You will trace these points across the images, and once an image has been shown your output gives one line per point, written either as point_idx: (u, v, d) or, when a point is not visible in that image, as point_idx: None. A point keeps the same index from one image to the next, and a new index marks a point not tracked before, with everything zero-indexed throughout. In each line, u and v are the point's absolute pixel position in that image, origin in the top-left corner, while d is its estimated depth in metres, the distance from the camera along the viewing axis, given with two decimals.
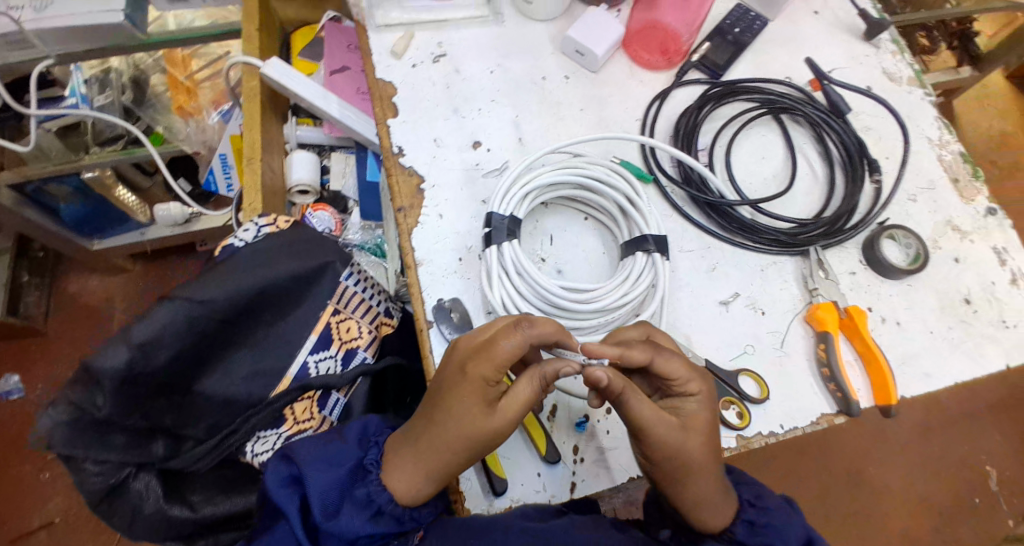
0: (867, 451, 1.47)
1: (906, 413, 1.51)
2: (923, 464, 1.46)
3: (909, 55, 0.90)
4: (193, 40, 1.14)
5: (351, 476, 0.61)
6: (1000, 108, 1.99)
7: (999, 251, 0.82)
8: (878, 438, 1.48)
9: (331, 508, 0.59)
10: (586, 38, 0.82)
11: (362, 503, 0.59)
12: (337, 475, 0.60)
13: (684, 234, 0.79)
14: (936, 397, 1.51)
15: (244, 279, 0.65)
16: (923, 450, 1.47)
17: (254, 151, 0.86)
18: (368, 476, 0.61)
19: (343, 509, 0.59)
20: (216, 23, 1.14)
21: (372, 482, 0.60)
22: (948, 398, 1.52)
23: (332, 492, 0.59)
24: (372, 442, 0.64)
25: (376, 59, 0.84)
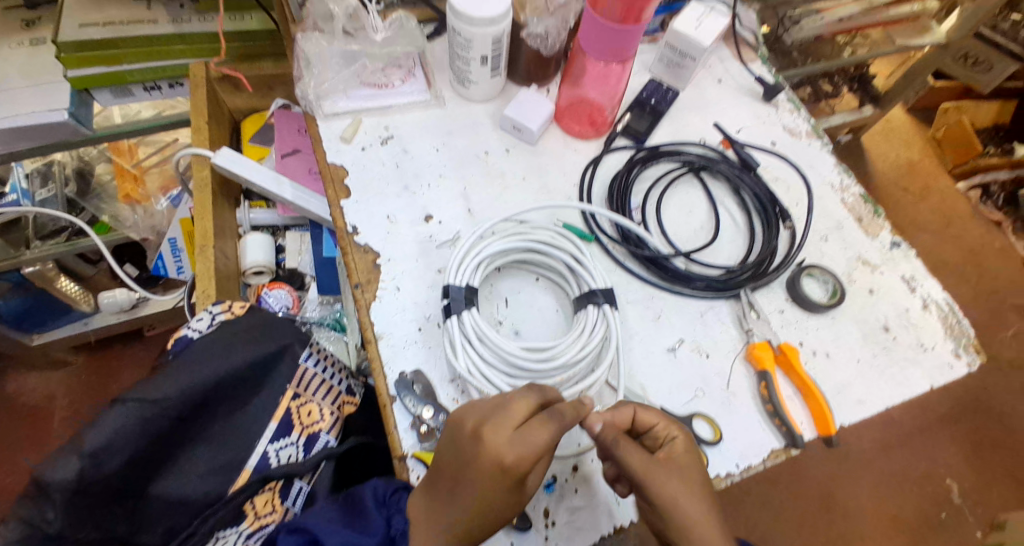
0: (839, 476, 1.53)
1: (869, 434, 1.61)
2: (892, 482, 1.55)
3: (806, 111, 1.02)
4: (142, 132, 1.16)
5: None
6: (904, 139, 2.17)
7: (908, 279, 0.90)
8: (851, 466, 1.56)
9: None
10: (521, 115, 0.90)
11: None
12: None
13: (629, 286, 0.85)
14: (893, 416, 1.63)
15: (200, 371, 0.67)
16: (890, 469, 1.57)
17: (207, 239, 0.88)
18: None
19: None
20: (161, 113, 1.18)
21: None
22: (905, 416, 1.64)
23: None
24: (394, 509, 0.65)
25: (326, 146, 0.88)
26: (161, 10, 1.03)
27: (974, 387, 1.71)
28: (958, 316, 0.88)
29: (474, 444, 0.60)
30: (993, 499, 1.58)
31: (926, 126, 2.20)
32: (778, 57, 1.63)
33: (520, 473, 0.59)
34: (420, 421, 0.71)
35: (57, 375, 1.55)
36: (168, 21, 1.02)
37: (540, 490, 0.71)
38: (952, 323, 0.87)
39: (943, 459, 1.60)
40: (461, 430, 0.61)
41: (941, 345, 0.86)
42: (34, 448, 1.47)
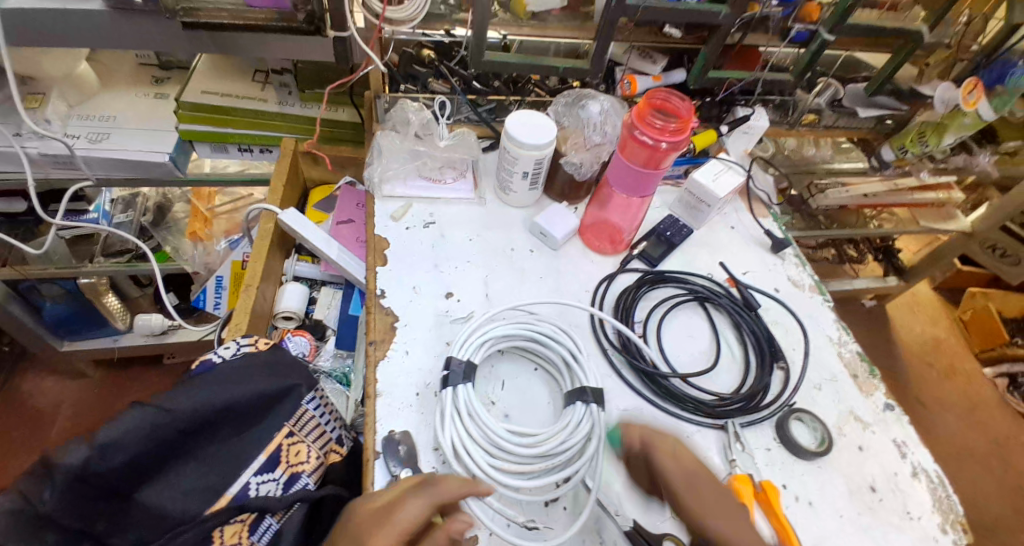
0: None
1: None
2: None
3: (811, 267, 1.08)
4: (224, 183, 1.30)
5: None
6: (929, 315, 2.20)
7: (900, 444, 0.91)
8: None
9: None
10: (549, 224, 0.99)
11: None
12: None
13: (621, 394, 0.89)
14: None
15: (212, 392, 0.73)
16: None
17: (254, 280, 0.97)
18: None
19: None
20: (248, 170, 1.33)
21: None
22: None
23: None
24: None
25: (376, 221, 0.98)
26: (272, 92, 1.19)
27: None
28: (949, 490, 0.87)
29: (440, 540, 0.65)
30: None
31: (952, 306, 2.23)
32: (807, 219, 1.72)
33: None
34: (396, 482, 0.74)
35: (71, 386, 1.62)
36: (274, 101, 1.18)
37: None
38: (941, 496, 0.87)
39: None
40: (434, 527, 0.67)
41: (928, 517, 0.85)
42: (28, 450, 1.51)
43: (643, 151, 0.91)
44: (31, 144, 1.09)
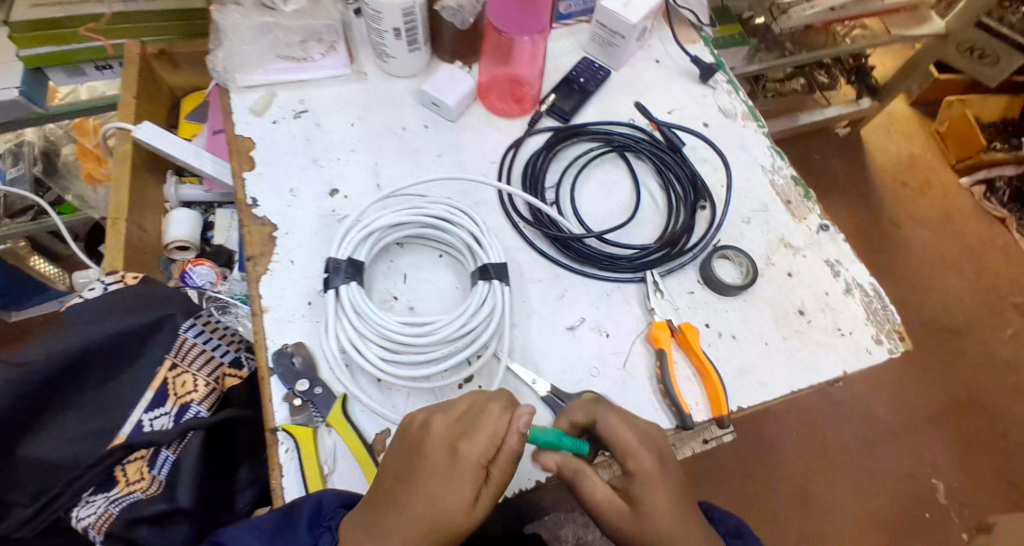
0: (820, 473, 1.52)
1: (851, 428, 1.58)
2: (874, 479, 1.53)
3: (744, 92, 0.96)
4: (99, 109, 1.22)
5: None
6: (906, 132, 2.08)
7: (832, 263, 0.85)
8: (822, 461, 1.54)
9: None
10: (439, 91, 0.89)
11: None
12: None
13: (535, 265, 0.82)
14: (880, 414, 1.60)
15: (67, 337, 0.66)
16: (875, 466, 1.54)
17: (120, 213, 0.89)
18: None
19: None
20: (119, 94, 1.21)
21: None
22: (896, 413, 1.60)
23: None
24: (323, 527, 0.62)
25: (236, 118, 0.88)
26: None
27: (966, 389, 1.66)
28: (884, 301, 0.83)
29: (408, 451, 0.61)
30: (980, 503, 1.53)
31: (929, 120, 2.10)
32: (769, 46, 1.58)
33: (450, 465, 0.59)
34: (294, 394, 0.70)
35: None
36: (115, 0, 1.01)
37: None
38: (876, 308, 0.82)
39: (930, 459, 1.56)
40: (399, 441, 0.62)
41: (861, 331, 0.81)
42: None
43: None
44: None
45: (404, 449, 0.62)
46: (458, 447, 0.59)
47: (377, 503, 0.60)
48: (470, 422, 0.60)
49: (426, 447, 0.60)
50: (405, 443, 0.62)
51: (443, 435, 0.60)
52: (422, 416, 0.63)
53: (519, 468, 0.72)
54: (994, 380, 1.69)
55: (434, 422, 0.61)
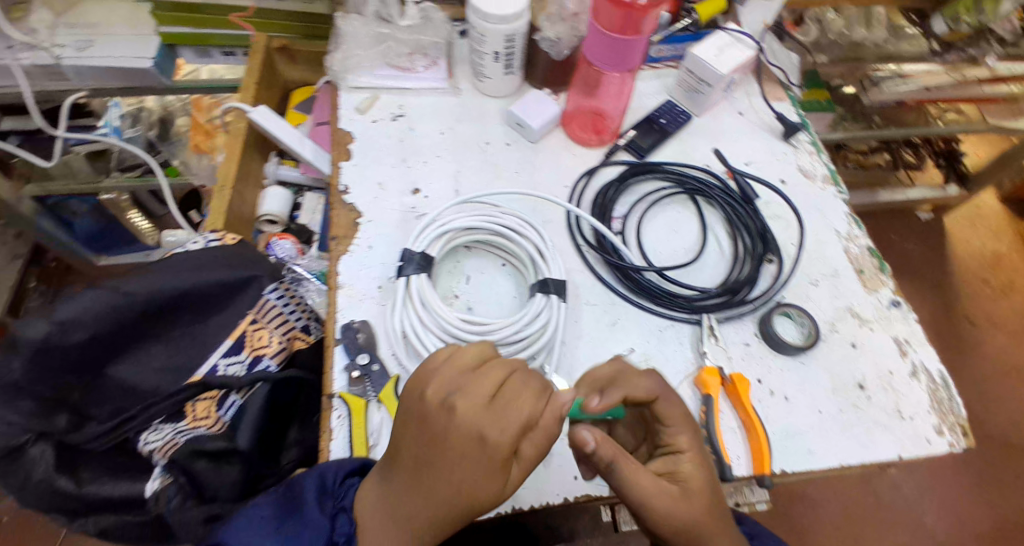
0: None
1: (891, 531, 1.50)
2: None
3: (827, 155, 0.97)
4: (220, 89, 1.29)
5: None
6: (993, 228, 2.00)
7: (900, 342, 0.86)
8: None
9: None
10: (526, 113, 0.93)
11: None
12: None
13: (593, 289, 0.85)
14: (921, 520, 1.52)
15: (169, 278, 0.74)
16: None
17: (227, 181, 0.99)
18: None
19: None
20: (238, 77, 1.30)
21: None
22: (938, 522, 1.53)
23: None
24: (339, 507, 0.66)
25: (342, 113, 0.96)
26: None
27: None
28: (950, 392, 0.84)
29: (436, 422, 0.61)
30: None
31: (1017, 219, 2.02)
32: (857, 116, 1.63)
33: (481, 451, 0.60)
34: (354, 366, 0.75)
35: None
36: None
37: None
38: (940, 396, 0.84)
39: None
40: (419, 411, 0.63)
41: (922, 417, 0.82)
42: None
43: (616, 13, 0.77)
44: (24, 55, 1.12)
45: (426, 435, 0.62)
46: (488, 436, 0.60)
47: (403, 476, 0.63)
48: (498, 411, 0.61)
49: (452, 433, 0.61)
50: (424, 425, 0.62)
51: (469, 420, 0.60)
52: (440, 395, 0.62)
53: (547, 480, 0.73)
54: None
55: (460, 407, 0.61)
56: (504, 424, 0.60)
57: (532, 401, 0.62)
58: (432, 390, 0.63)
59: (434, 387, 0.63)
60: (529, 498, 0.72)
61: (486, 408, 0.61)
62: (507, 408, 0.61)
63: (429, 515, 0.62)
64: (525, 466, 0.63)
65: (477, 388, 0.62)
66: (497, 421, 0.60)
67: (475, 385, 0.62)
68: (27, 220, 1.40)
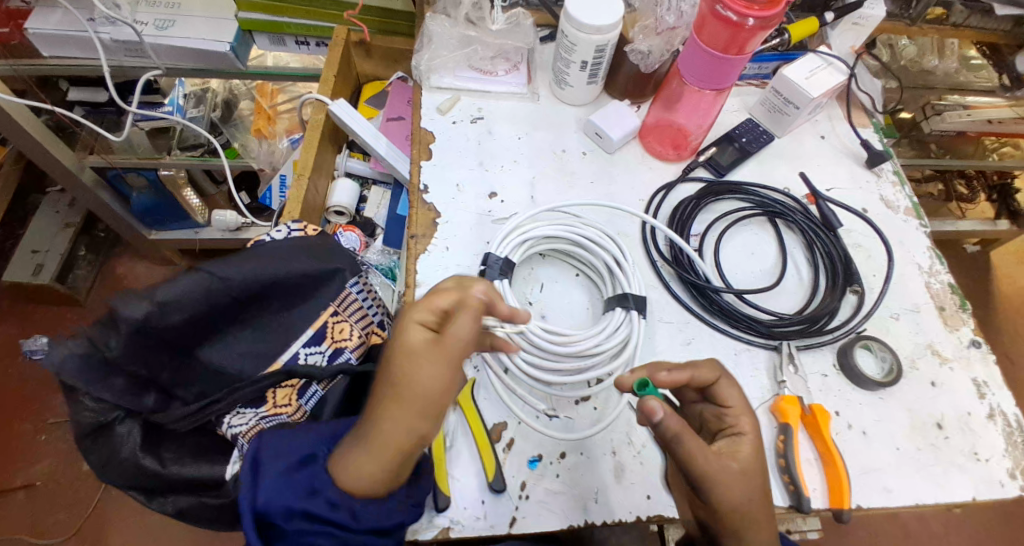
0: None
1: None
2: None
3: (909, 187, 0.96)
4: (285, 78, 1.31)
5: (324, 498, 0.64)
6: None
7: (979, 383, 0.85)
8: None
9: (287, 513, 0.63)
10: (605, 122, 0.92)
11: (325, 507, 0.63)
12: (308, 496, 0.63)
13: (668, 306, 0.84)
14: None
15: (262, 267, 0.75)
16: None
17: (305, 170, 1.01)
18: (334, 483, 0.65)
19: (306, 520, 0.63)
20: (307, 67, 1.32)
21: (331, 487, 0.64)
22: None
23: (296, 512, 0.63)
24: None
25: (423, 112, 0.96)
26: None
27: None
28: None
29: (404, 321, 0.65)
30: None
31: None
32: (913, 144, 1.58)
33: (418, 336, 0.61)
34: None
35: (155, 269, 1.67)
36: None
37: (524, 463, 0.73)
38: (1017, 440, 0.82)
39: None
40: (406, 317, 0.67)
41: (997, 460, 0.81)
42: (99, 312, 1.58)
43: (724, 32, 0.76)
44: (104, 29, 1.12)
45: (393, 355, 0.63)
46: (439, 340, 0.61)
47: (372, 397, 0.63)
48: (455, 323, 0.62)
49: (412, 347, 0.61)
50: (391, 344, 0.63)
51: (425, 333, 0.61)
52: (407, 319, 0.64)
53: (622, 494, 0.73)
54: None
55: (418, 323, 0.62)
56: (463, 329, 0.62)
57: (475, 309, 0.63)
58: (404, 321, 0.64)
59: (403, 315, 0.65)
60: (600, 513, 0.72)
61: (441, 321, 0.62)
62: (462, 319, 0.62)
63: (397, 434, 0.61)
64: (445, 364, 0.60)
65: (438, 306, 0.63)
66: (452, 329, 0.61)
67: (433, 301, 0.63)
68: (89, 190, 1.38)
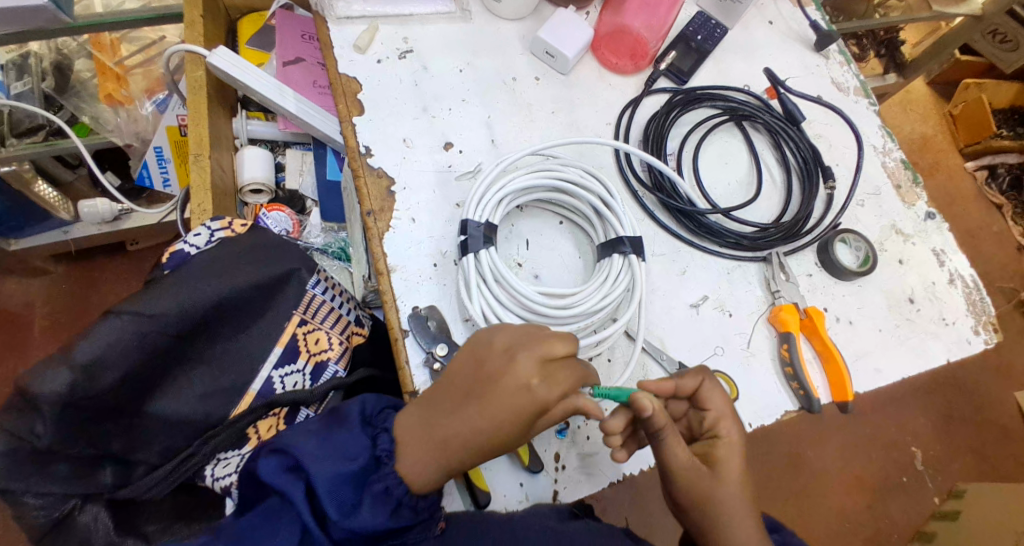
0: (804, 433, 1.54)
1: None
2: (862, 441, 1.55)
3: (856, 66, 0.95)
4: (125, 25, 0.98)
5: (364, 470, 0.58)
6: (922, 112, 1.97)
7: (938, 252, 0.88)
8: (816, 423, 1.55)
9: (348, 506, 0.56)
10: (556, 40, 0.82)
11: (382, 497, 0.57)
12: (350, 470, 0.57)
13: (656, 238, 0.81)
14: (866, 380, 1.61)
15: (198, 292, 0.63)
16: (856, 429, 1.56)
17: (202, 147, 0.83)
18: (382, 468, 0.59)
19: (362, 504, 0.56)
20: (149, 5, 0.99)
21: (389, 475, 0.58)
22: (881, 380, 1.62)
23: (344, 490, 0.56)
24: (380, 428, 0.61)
25: (338, 53, 0.81)
26: None
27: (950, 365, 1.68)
28: (982, 294, 0.87)
29: (502, 361, 0.58)
30: (952, 470, 1.57)
31: (944, 101, 2.00)
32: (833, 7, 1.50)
33: (548, 403, 0.57)
34: (433, 358, 0.67)
35: (33, 285, 1.36)
36: None
37: (552, 434, 0.69)
38: (975, 300, 0.87)
39: (909, 427, 1.59)
40: (487, 347, 0.59)
41: (962, 320, 0.86)
42: (16, 357, 1.30)
43: None
44: None
45: (477, 373, 0.58)
46: (532, 385, 0.56)
47: (445, 402, 0.59)
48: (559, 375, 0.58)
49: (505, 375, 0.57)
50: (485, 360, 0.58)
51: (526, 372, 0.57)
52: (506, 344, 0.59)
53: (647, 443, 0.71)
54: (978, 359, 1.70)
55: (523, 357, 0.57)
56: (548, 380, 0.57)
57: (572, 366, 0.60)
58: (499, 340, 0.59)
59: (503, 337, 0.60)
60: (635, 464, 0.70)
61: (545, 365, 0.58)
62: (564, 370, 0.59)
63: (462, 442, 0.57)
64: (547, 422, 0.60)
65: (539, 345, 0.58)
66: (549, 380, 0.57)
67: (547, 343, 0.59)
68: None
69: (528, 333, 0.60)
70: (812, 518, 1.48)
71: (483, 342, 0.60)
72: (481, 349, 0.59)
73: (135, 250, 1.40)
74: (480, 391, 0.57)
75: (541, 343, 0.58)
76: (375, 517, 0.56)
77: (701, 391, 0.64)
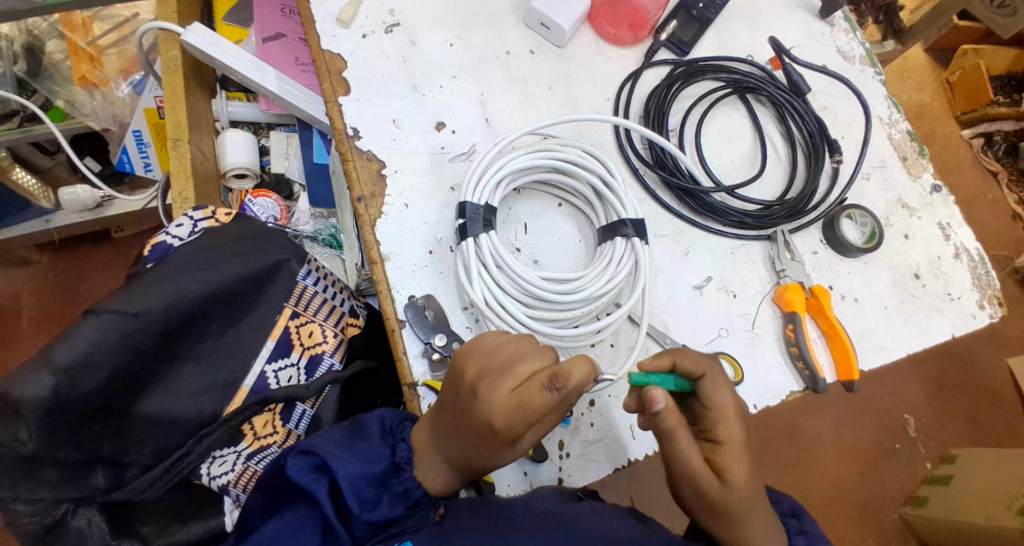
0: (802, 406, 1.54)
1: None
2: (857, 409, 1.56)
3: (861, 33, 0.93)
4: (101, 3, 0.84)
5: (384, 473, 0.57)
6: (919, 80, 1.93)
7: (944, 226, 0.86)
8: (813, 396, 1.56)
9: (369, 502, 0.55)
10: (550, 10, 0.79)
11: (400, 497, 0.56)
12: (371, 472, 0.56)
13: (658, 217, 0.78)
14: None
15: (178, 289, 0.60)
16: (853, 399, 1.56)
17: (181, 132, 0.80)
18: (402, 473, 0.57)
19: (382, 501, 0.56)
20: None
21: (407, 479, 0.57)
22: None
23: (366, 490, 0.55)
24: (399, 438, 0.60)
25: (320, 29, 0.77)
26: None
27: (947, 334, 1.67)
28: (988, 267, 0.85)
29: (469, 399, 0.54)
30: (945, 437, 1.57)
31: (942, 68, 1.96)
32: None
33: (513, 436, 0.53)
34: (431, 349, 0.65)
35: (18, 275, 1.32)
36: None
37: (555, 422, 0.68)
38: (980, 273, 0.85)
39: (904, 396, 1.59)
40: (459, 378, 0.56)
41: (967, 295, 0.83)
42: (3, 350, 1.27)
43: None
44: None
45: (454, 402, 0.56)
46: (495, 424, 0.52)
47: (440, 421, 0.58)
48: (527, 402, 0.52)
49: (473, 410, 0.54)
50: (458, 388, 0.56)
51: (490, 410, 0.53)
52: (476, 373, 0.55)
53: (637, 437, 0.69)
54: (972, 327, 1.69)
55: (485, 393, 0.53)
56: (513, 418, 0.52)
57: (542, 385, 0.52)
58: (471, 370, 0.55)
59: (474, 364, 0.56)
60: (638, 449, 0.69)
61: (512, 395, 0.53)
62: (536, 393, 0.52)
63: (461, 459, 0.56)
64: (536, 431, 0.57)
65: (504, 377, 0.53)
66: (516, 411, 0.52)
67: (514, 370, 0.53)
68: None
69: (502, 358, 0.56)
70: (808, 491, 1.48)
71: (464, 366, 0.56)
72: (456, 381, 0.56)
73: (121, 236, 1.35)
74: (455, 416, 0.55)
75: (507, 373, 0.54)
76: (394, 510, 0.55)
77: (706, 382, 0.59)
